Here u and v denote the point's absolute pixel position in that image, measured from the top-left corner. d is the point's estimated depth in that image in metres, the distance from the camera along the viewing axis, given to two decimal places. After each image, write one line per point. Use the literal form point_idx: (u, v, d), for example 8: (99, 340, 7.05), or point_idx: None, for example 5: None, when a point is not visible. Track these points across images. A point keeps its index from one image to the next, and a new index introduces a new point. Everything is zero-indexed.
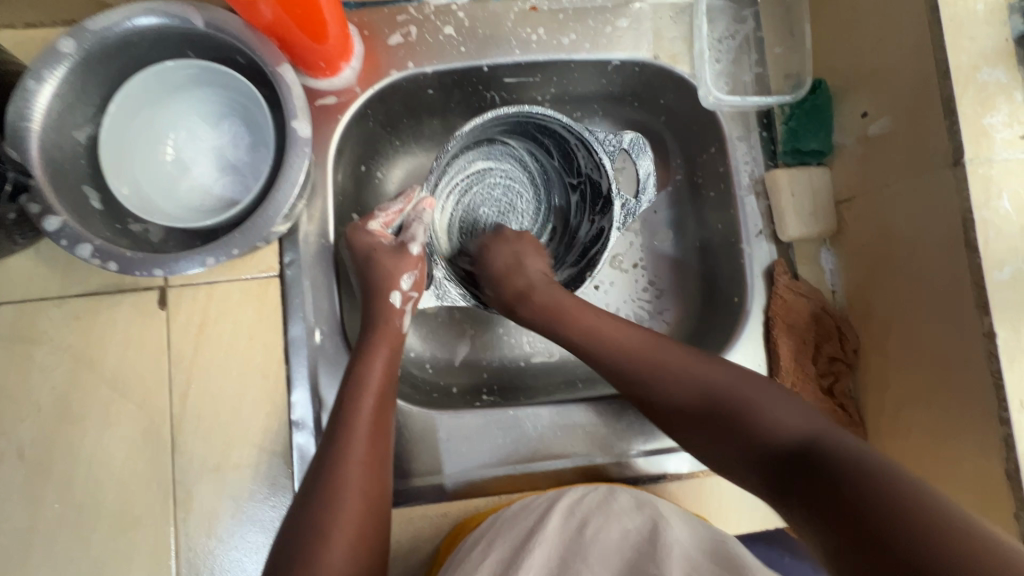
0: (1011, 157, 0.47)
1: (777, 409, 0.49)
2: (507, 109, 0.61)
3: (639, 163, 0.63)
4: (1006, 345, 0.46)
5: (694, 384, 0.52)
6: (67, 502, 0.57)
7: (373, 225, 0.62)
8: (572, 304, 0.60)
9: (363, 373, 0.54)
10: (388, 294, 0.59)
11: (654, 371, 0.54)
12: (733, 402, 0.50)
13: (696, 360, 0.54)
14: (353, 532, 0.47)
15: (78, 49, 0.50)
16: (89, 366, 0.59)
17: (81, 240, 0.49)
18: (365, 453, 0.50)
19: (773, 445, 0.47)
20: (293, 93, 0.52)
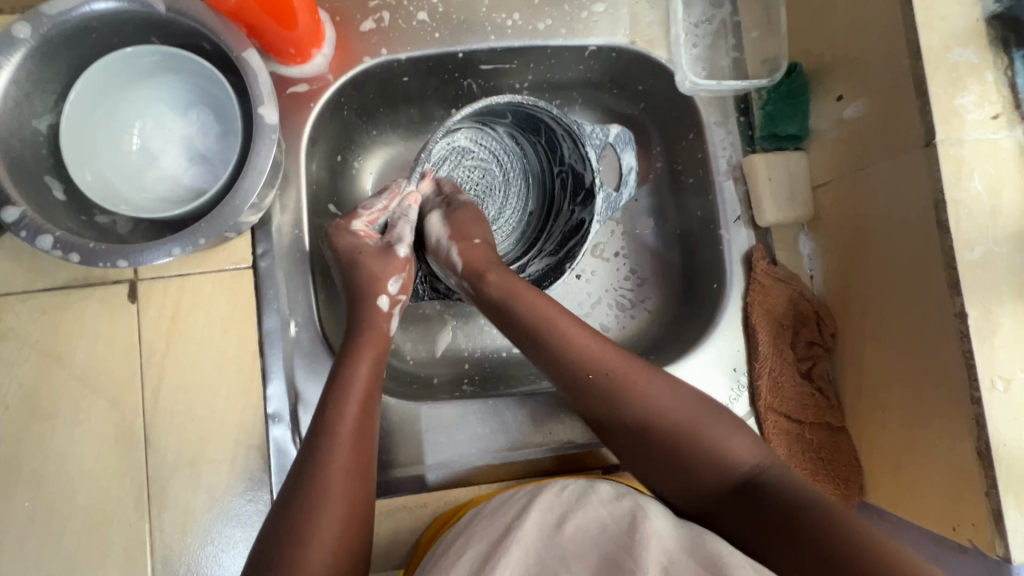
0: (981, 137, 0.48)
1: (731, 437, 0.50)
2: (496, 99, 0.59)
3: (623, 157, 0.65)
4: (977, 324, 0.47)
5: (644, 410, 0.52)
6: (38, 500, 0.56)
7: (357, 225, 0.60)
8: (525, 297, 0.56)
9: (349, 376, 0.53)
10: (375, 298, 0.58)
11: (612, 393, 0.52)
12: (690, 426, 0.51)
13: (655, 380, 0.53)
14: (334, 540, 0.46)
15: (35, 35, 0.49)
16: (58, 362, 0.58)
17: (41, 231, 0.48)
18: (350, 457, 0.49)
19: (726, 477, 0.49)
20: (260, 78, 0.51)
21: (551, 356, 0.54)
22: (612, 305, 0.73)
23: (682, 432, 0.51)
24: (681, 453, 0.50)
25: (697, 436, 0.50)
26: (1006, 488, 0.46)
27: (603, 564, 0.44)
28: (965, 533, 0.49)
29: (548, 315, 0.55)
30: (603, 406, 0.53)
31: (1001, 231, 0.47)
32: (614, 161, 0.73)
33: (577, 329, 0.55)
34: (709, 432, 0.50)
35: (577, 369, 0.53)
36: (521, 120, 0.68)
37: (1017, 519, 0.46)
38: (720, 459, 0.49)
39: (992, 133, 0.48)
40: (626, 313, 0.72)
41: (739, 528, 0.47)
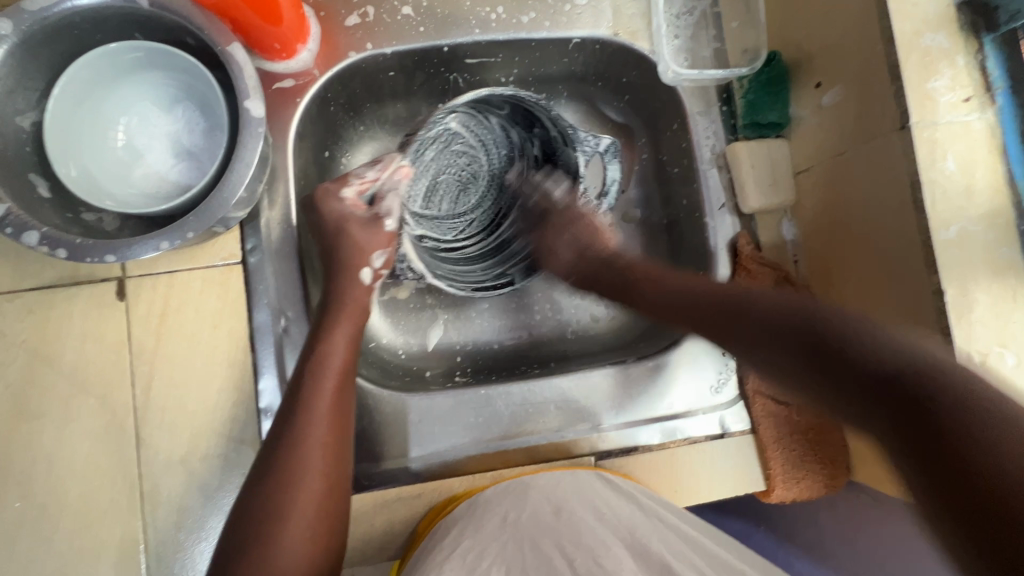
0: (952, 120, 0.49)
1: (875, 325, 0.42)
2: (499, 90, 0.60)
3: (609, 167, 0.65)
4: (953, 301, 0.48)
5: (782, 307, 0.48)
6: (29, 500, 0.56)
7: (347, 192, 0.59)
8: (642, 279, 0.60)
9: (325, 350, 0.53)
10: (358, 270, 0.58)
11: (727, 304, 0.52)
12: (814, 317, 0.45)
13: (771, 291, 0.50)
14: (310, 514, 0.47)
15: (16, 31, 0.49)
16: (46, 361, 0.57)
17: (27, 227, 0.48)
18: (326, 433, 0.50)
19: (855, 357, 0.40)
20: (245, 72, 0.51)
21: (650, 301, 0.58)
22: (601, 296, 0.74)
23: (803, 315, 0.45)
24: (817, 335, 0.43)
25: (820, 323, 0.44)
26: None
27: (600, 552, 0.47)
28: None
29: (648, 267, 0.61)
30: (703, 318, 0.53)
31: (975, 211, 0.49)
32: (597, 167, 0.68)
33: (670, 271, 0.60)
34: (836, 319, 0.43)
35: (676, 299, 0.56)
36: (515, 114, 0.66)
37: None
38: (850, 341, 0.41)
39: (964, 115, 0.49)
40: (616, 303, 0.73)
41: (879, 422, 0.37)
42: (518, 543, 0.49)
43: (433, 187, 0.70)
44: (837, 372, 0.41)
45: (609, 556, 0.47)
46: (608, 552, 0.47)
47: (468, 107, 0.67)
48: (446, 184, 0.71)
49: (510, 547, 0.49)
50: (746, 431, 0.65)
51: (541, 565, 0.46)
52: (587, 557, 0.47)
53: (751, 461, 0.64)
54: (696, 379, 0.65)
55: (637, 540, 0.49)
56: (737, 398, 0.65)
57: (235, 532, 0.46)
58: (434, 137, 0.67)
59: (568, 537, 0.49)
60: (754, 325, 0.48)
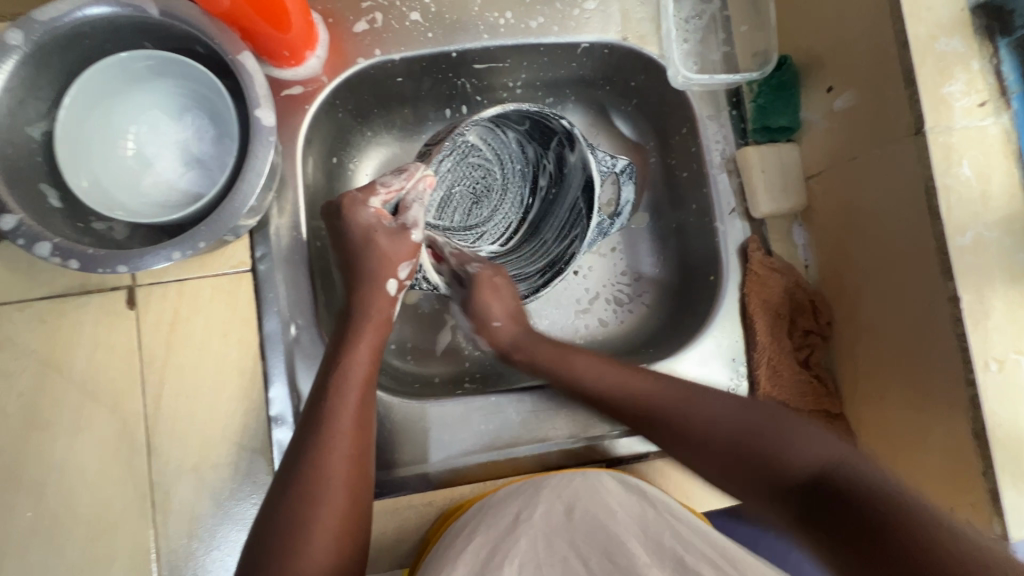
0: (968, 124, 0.49)
1: (805, 439, 0.50)
2: (526, 107, 0.60)
3: (624, 188, 0.67)
4: (969, 308, 0.48)
5: (721, 416, 0.54)
6: (40, 510, 0.56)
7: (374, 201, 0.57)
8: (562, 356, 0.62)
9: (348, 363, 0.54)
10: (383, 281, 0.58)
11: (681, 403, 0.56)
12: (754, 433, 0.52)
13: (711, 397, 0.56)
14: (335, 523, 0.47)
15: (28, 41, 0.49)
16: (57, 370, 0.57)
17: (39, 238, 0.47)
18: (350, 447, 0.50)
19: (797, 477, 0.48)
20: (255, 81, 0.51)
21: (594, 392, 0.59)
22: (610, 300, 0.73)
23: (743, 431, 0.52)
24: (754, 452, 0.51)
25: (760, 441, 0.51)
26: (1002, 467, 0.47)
27: (615, 551, 0.47)
28: (963, 514, 0.50)
29: (576, 359, 0.61)
30: (644, 420, 0.57)
31: (992, 216, 0.48)
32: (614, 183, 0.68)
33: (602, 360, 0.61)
34: (774, 435, 0.51)
35: (623, 398, 0.58)
36: (534, 130, 0.66)
37: (1012, 497, 0.47)
38: (788, 459, 0.49)
39: (979, 120, 0.49)
40: (625, 308, 0.73)
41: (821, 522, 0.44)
42: (532, 540, 0.49)
43: (447, 198, 0.69)
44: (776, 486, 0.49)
45: (625, 555, 0.46)
46: (624, 551, 0.47)
47: (490, 123, 0.66)
48: (460, 196, 0.70)
49: (524, 545, 0.48)
50: None
51: (557, 564, 0.46)
52: (603, 558, 0.46)
53: None
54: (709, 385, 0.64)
55: (652, 537, 0.48)
56: None
57: (258, 542, 0.46)
58: (453, 149, 0.66)
59: (583, 536, 0.49)
60: (703, 420, 0.54)
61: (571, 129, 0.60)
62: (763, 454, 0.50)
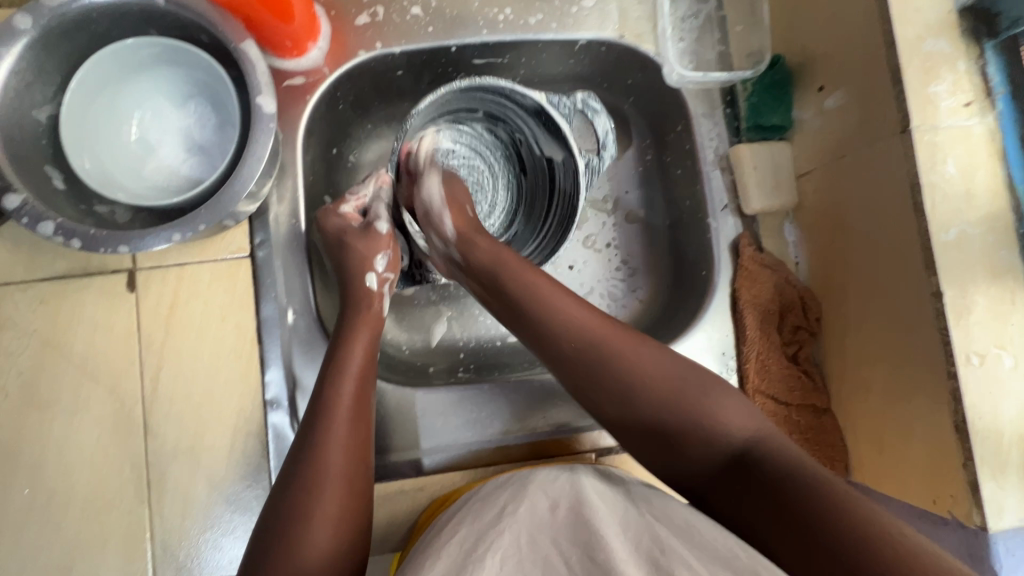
0: (953, 124, 0.50)
1: (727, 407, 0.49)
2: (456, 85, 0.61)
3: (596, 122, 0.65)
4: (952, 302, 0.49)
5: (650, 372, 0.51)
6: (37, 488, 0.57)
7: (344, 209, 0.63)
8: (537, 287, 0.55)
9: (343, 358, 0.55)
10: (364, 276, 0.60)
11: (620, 379, 0.51)
12: (681, 393, 0.50)
13: (645, 350, 0.52)
14: (333, 512, 0.48)
15: (36, 26, 0.50)
16: (57, 351, 0.58)
17: (43, 218, 0.49)
18: (346, 439, 0.51)
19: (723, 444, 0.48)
20: (257, 69, 0.52)
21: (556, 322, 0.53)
22: (605, 295, 0.74)
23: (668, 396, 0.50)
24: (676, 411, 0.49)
25: (692, 404, 0.49)
26: (982, 459, 0.48)
27: (593, 546, 0.44)
28: (945, 504, 0.51)
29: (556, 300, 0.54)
30: (583, 368, 0.52)
31: (975, 214, 0.49)
32: (584, 123, 0.67)
33: (581, 306, 0.54)
34: (698, 400, 0.49)
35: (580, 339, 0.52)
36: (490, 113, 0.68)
37: (991, 489, 0.48)
38: (713, 433, 0.48)
39: (964, 120, 0.50)
40: (619, 303, 0.74)
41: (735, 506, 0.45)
42: (516, 534, 0.47)
43: None
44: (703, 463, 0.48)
45: (603, 551, 0.44)
46: (604, 546, 0.44)
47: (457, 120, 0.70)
48: None
49: (507, 539, 0.47)
50: None
51: (539, 562, 0.45)
52: (584, 556, 0.44)
53: None
54: None
55: (632, 534, 0.46)
56: None
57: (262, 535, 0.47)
58: None
59: (566, 534, 0.47)
60: (643, 376, 0.51)
61: (533, 100, 0.62)
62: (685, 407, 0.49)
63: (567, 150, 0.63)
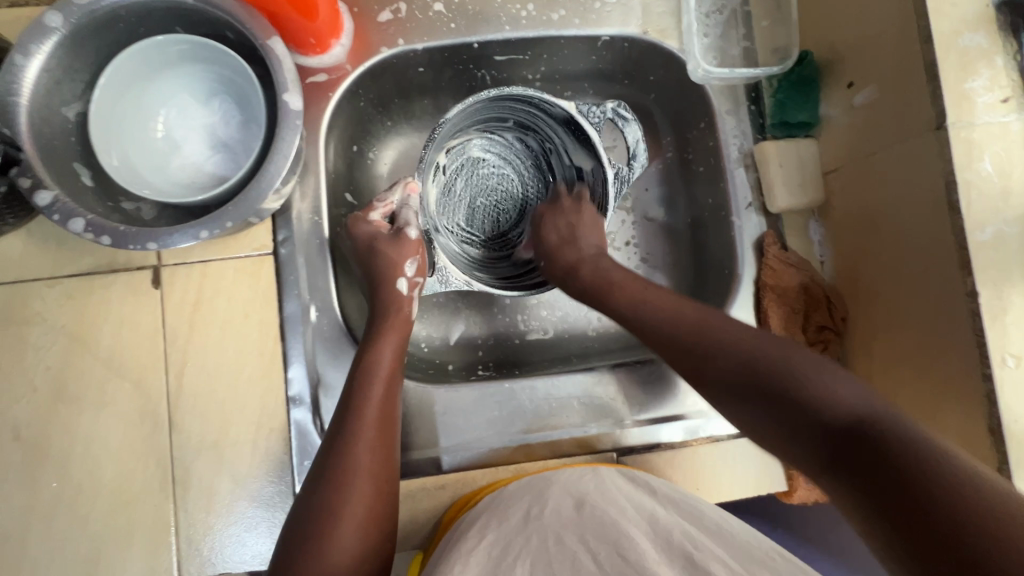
0: (990, 120, 0.49)
1: (839, 377, 0.41)
2: (486, 94, 0.62)
3: (627, 131, 0.62)
4: (988, 303, 0.48)
5: (743, 348, 0.46)
6: (65, 481, 0.57)
7: (373, 216, 0.63)
8: (612, 287, 0.58)
9: (372, 361, 0.55)
10: (393, 281, 0.60)
11: (707, 352, 0.48)
12: (782, 365, 0.43)
13: (736, 326, 0.48)
14: (362, 512, 0.48)
15: (66, 23, 0.50)
16: (84, 346, 0.59)
17: (73, 214, 0.49)
18: (373, 441, 0.51)
19: (824, 416, 0.39)
20: (284, 66, 0.52)
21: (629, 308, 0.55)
22: None
23: (767, 367, 0.44)
24: (774, 382, 0.43)
25: (791, 374, 0.42)
26: (1017, 463, 0.47)
27: (624, 545, 0.45)
28: None
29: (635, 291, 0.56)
30: (669, 345, 0.51)
31: (1012, 212, 0.48)
32: (614, 133, 0.72)
33: (655, 291, 0.56)
34: (799, 370, 0.42)
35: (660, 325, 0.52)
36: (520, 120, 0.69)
37: None
38: (819, 401, 0.40)
39: (1002, 116, 0.49)
40: None
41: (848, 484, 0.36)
42: (543, 538, 0.48)
43: (472, 211, 0.72)
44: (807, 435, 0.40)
45: (635, 551, 0.44)
46: (633, 546, 0.45)
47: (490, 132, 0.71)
48: (484, 208, 0.73)
49: (534, 542, 0.48)
50: None
51: (566, 561, 0.45)
52: (612, 552, 0.45)
53: (769, 460, 0.63)
54: None
55: (661, 533, 0.47)
56: None
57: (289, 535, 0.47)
58: (458, 165, 0.71)
59: (592, 531, 0.47)
60: (730, 349, 0.47)
61: (562, 109, 0.62)
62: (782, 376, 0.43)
63: (597, 157, 0.64)
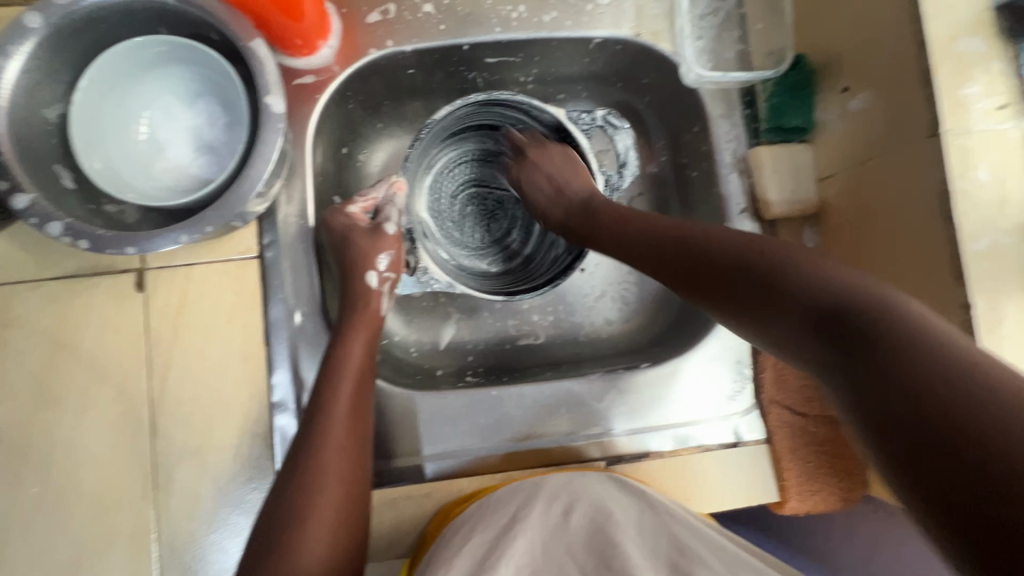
0: (987, 128, 0.48)
1: (821, 266, 0.40)
2: (472, 99, 0.62)
3: (617, 138, 0.68)
4: (983, 315, 0.47)
5: (727, 247, 0.46)
6: (45, 486, 0.57)
7: (352, 208, 0.62)
8: (602, 213, 0.58)
9: (342, 356, 0.54)
10: (365, 274, 0.59)
11: (685, 253, 0.49)
12: (764, 260, 0.43)
13: (722, 231, 0.48)
14: (332, 511, 0.47)
15: (46, 24, 0.50)
16: (67, 350, 0.58)
17: (52, 218, 0.48)
18: (345, 439, 0.51)
19: (799, 303, 0.39)
20: (267, 68, 0.52)
21: (614, 238, 0.56)
22: (616, 299, 0.73)
23: (750, 263, 0.44)
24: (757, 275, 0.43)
25: (770, 265, 0.42)
26: None
27: (610, 553, 0.45)
28: None
29: (625, 215, 0.56)
30: (652, 254, 0.52)
31: (1008, 222, 0.47)
32: (605, 138, 0.70)
33: (642, 216, 0.55)
34: (793, 261, 0.41)
35: (642, 240, 0.53)
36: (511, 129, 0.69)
37: None
38: (795, 285, 0.40)
39: (998, 123, 0.48)
40: (631, 307, 0.73)
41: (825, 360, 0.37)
42: (530, 541, 0.47)
43: (460, 221, 0.72)
44: (788, 314, 0.40)
45: (619, 557, 0.45)
46: (619, 553, 0.45)
47: (485, 138, 0.70)
48: (475, 217, 0.72)
49: (523, 546, 0.46)
50: (761, 441, 0.63)
51: (553, 568, 0.45)
52: (597, 561, 0.45)
53: (760, 470, 0.62)
54: (710, 388, 0.65)
55: (651, 543, 0.47)
56: (753, 407, 0.64)
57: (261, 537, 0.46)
58: (446, 173, 0.71)
59: (581, 542, 0.47)
60: (710, 248, 0.47)
61: (552, 116, 0.63)
62: (772, 271, 0.42)
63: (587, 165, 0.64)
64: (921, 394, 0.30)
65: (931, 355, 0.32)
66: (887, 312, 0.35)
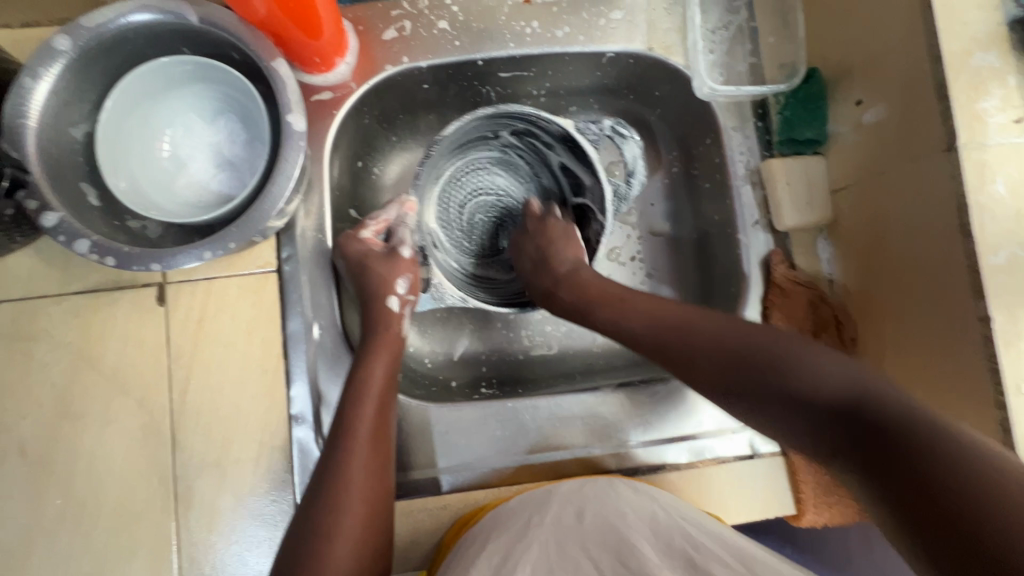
0: (1003, 141, 0.48)
1: (820, 362, 0.44)
2: (481, 112, 0.62)
3: (624, 148, 0.69)
4: (1002, 329, 0.46)
5: (731, 343, 0.48)
6: (68, 498, 0.58)
7: (364, 233, 0.62)
8: (598, 292, 0.58)
9: (364, 376, 0.55)
10: (385, 299, 0.60)
11: (691, 340, 0.51)
12: (769, 358, 0.46)
13: (723, 322, 0.50)
14: (357, 528, 0.48)
15: (74, 46, 0.51)
16: (89, 363, 0.59)
17: (79, 235, 0.49)
18: (369, 456, 0.51)
19: (813, 404, 0.42)
20: (288, 87, 0.53)
21: (612, 318, 0.56)
22: None
23: (757, 361, 0.46)
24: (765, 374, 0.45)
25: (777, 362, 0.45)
26: None
27: (624, 553, 0.49)
28: None
29: (624, 299, 0.57)
30: (658, 348, 0.53)
31: None
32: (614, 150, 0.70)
33: (643, 297, 0.57)
34: (795, 362, 0.45)
35: (646, 327, 0.54)
36: (518, 139, 0.69)
37: None
38: (804, 385, 0.43)
39: (1014, 137, 0.48)
40: None
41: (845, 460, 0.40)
42: (545, 544, 0.50)
43: (468, 230, 0.72)
44: (800, 415, 0.43)
45: (636, 558, 0.48)
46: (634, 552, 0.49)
47: (491, 147, 0.71)
48: (483, 225, 0.73)
49: (536, 551, 0.49)
50: (777, 453, 0.63)
51: (569, 566, 0.48)
52: (614, 560, 0.48)
53: (777, 482, 0.62)
54: None
55: (662, 534, 0.49)
56: None
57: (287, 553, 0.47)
58: (454, 182, 0.71)
59: (594, 539, 0.50)
60: (713, 345, 0.49)
61: (559, 127, 0.62)
62: (777, 370, 0.45)
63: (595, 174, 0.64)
64: (949, 497, 0.33)
65: (941, 451, 0.35)
66: (898, 407, 0.38)
